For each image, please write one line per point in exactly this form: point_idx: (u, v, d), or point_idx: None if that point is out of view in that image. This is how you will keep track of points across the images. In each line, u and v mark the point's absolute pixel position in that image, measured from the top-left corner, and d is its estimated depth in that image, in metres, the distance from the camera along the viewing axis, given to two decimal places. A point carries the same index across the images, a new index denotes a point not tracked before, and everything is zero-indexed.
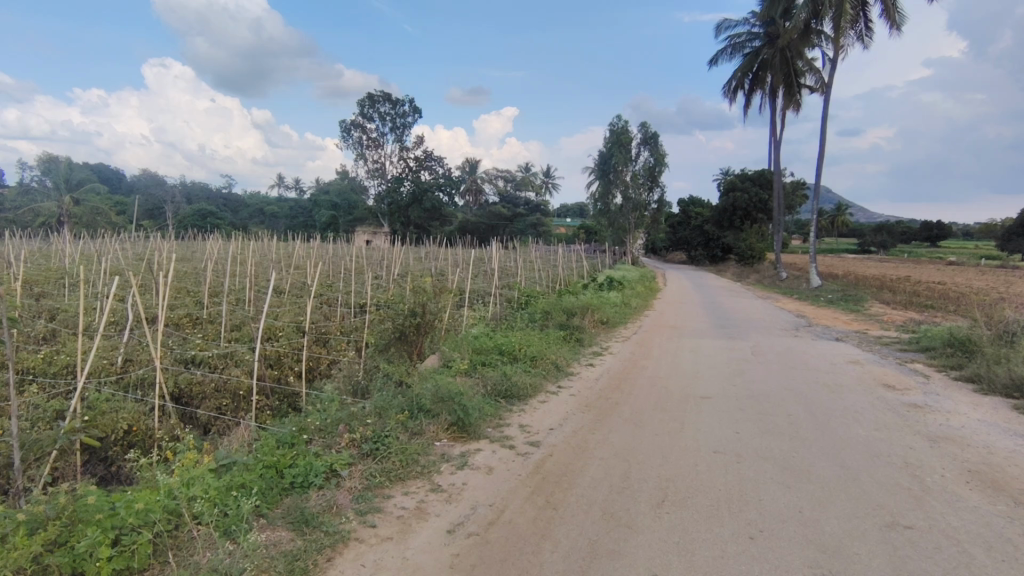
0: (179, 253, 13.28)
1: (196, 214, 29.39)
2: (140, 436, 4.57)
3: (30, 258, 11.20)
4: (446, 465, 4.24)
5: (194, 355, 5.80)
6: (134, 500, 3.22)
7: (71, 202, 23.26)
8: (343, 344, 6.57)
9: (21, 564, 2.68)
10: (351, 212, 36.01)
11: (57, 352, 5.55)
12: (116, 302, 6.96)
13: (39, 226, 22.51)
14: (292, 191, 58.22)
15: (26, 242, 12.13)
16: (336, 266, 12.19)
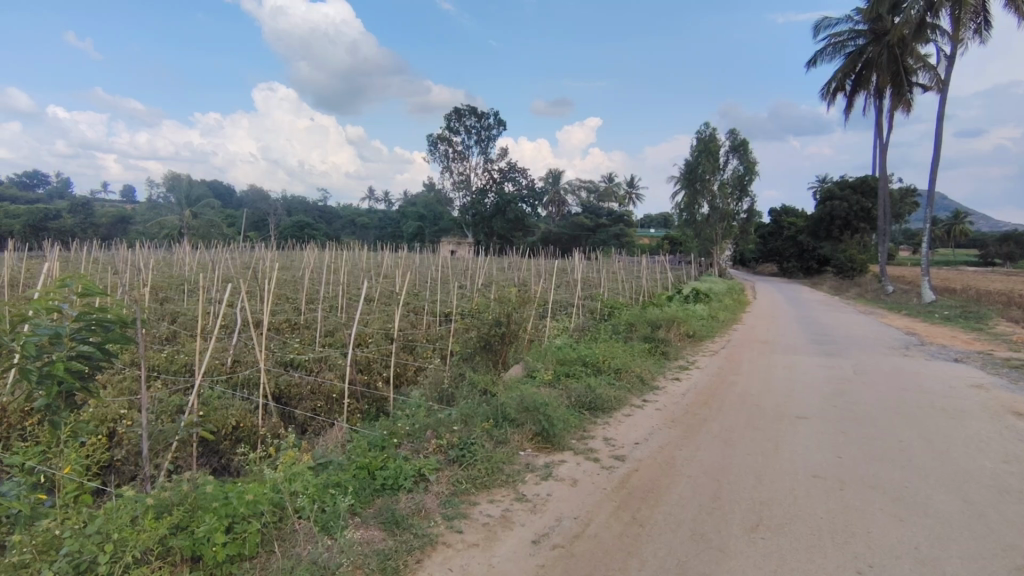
0: (283, 263, 14.24)
1: (295, 226, 31.43)
2: (246, 432, 4.92)
3: (156, 266, 12.41)
4: (530, 475, 4.26)
5: (292, 357, 6.17)
6: (245, 491, 3.47)
7: (191, 216, 25.62)
8: (429, 351, 6.79)
9: (149, 544, 2.96)
10: (437, 222, 37.18)
11: (177, 351, 6.11)
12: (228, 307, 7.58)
13: (163, 238, 24.93)
14: (381, 204, 60.86)
15: (155, 253, 13.47)
16: (424, 276, 12.60)
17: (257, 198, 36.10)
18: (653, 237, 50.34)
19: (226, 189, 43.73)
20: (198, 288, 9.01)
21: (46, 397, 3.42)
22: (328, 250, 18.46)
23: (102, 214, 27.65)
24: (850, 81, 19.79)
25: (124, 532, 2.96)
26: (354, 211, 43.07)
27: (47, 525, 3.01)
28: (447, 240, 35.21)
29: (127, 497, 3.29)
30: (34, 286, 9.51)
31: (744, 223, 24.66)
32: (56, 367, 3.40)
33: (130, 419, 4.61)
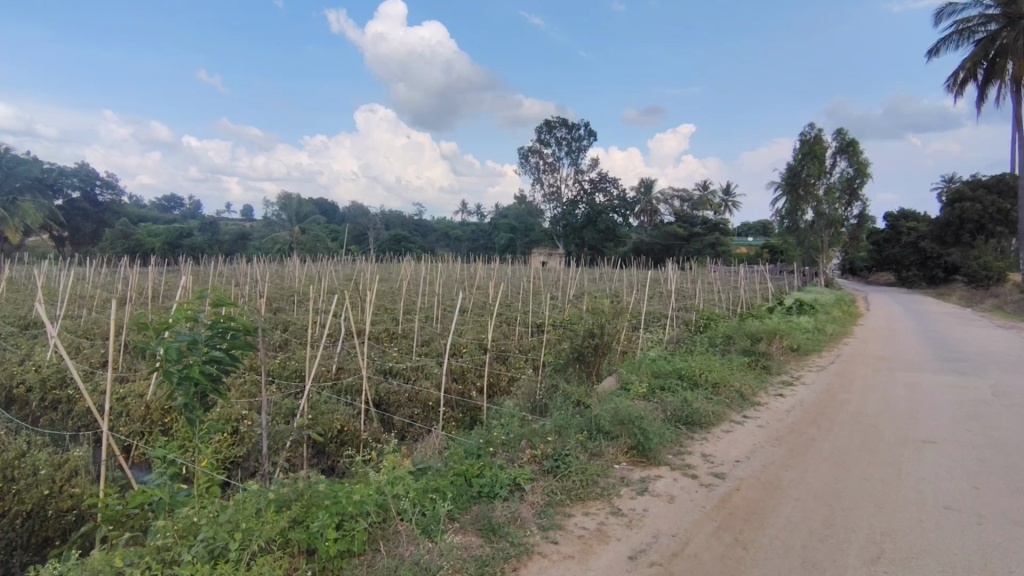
0: (385, 275, 14.97)
1: (393, 239, 32.96)
2: (349, 437, 5.19)
3: (271, 278, 13.48)
4: (625, 489, 4.18)
5: (391, 366, 6.48)
6: (353, 492, 3.66)
7: (300, 231, 27.62)
8: (522, 362, 6.87)
9: (271, 535, 3.21)
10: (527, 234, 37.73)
11: (289, 358, 6.58)
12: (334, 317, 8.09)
13: (276, 252, 27.05)
14: (472, 216, 62.35)
15: (269, 266, 14.63)
16: (516, 288, 12.79)
17: (358, 213, 38.22)
18: (750, 245, 48.00)
19: (330, 206, 46.69)
20: (309, 299, 9.68)
21: (185, 396, 3.81)
22: (425, 262, 19.20)
23: (225, 232, 30.47)
24: (981, 69, 17.88)
25: (250, 522, 3.24)
26: (446, 223, 44.51)
27: (187, 512, 3.35)
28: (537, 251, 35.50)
29: (252, 491, 3.59)
30: (171, 298, 10.63)
31: (854, 229, 22.94)
32: (192, 370, 3.79)
33: (251, 420, 5.04)
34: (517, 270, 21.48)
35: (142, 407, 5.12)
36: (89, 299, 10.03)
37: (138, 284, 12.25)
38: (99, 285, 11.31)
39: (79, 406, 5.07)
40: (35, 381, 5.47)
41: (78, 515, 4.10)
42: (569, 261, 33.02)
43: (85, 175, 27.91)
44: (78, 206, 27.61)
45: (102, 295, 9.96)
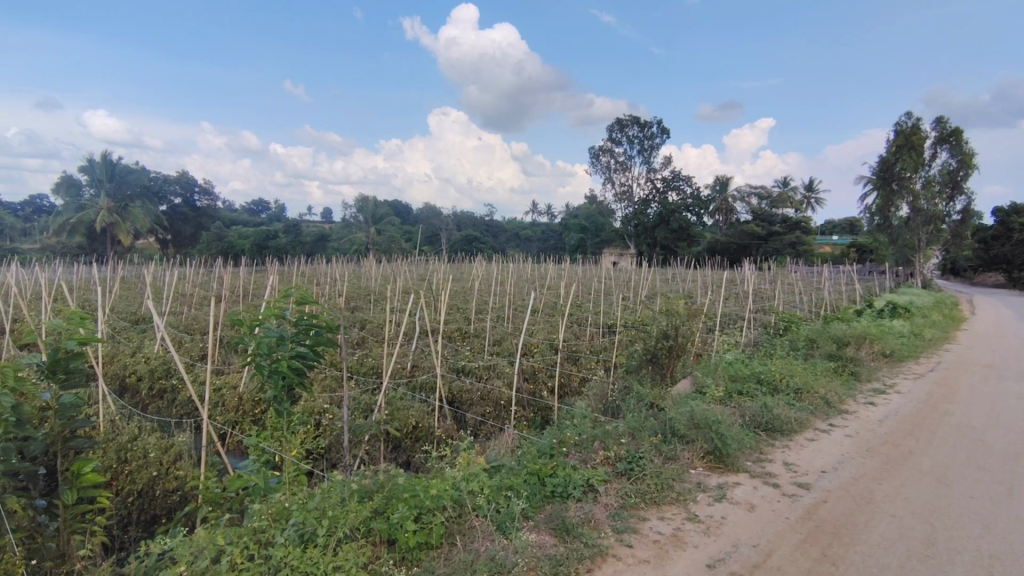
0: (458, 275, 15.27)
1: (465, 240, 33.58)
2: (424, 433, 5.33)
3: (351, 278, 14.04)
4: (702, 495, 4.07)
5: (464, 364, 6.63)
6: (430, 486, 3.77)
7: (376, 232, 28.58)
8: (594, 363, 6.83)
9: (354, 524, 3.37)
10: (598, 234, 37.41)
11: (367, 355, 6.85)
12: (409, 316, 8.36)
13: (354, 253, 28.13)
14: (543, 216, 61.93)
15: (349, 267, 15.26)
16: (588, 288, 12.70)
17: (431, 213, 39.15)
18: (835, 244, 45.27)
19: (404, 207, 48.15)
20: (386, 298, 10.02)
21: (275, 389, 4.06)
22: (497, 262, 19.39)
23: (307, 233, 32.10)
24: None
25: (336, 511, 3.41)
26: (516, 223, 44.85)
27: (279, 498, 3.57)
28: (608, 251, 35.13)
29: (337, 481, 3.78)
30: (261, 296, 11.29)
31: (956, 226, 21.19)
32: (281, 364, 4.03)
33: (332, 414, 5.29)
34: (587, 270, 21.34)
35: (235, 399, 5.48)
36: (190, 297, 10.84)
37: (233, 282, 13.11)
38: (199, 284, 12.19)
39: (181, 396, 5.49)
40: (144, 371, 5.97)
41: (181, 496, 4.44)
42: (640, 261, 32.49)
43: (185, 182, 30.16)
44: (179, 210, 29.90)
45: (201, 293, 10.72)
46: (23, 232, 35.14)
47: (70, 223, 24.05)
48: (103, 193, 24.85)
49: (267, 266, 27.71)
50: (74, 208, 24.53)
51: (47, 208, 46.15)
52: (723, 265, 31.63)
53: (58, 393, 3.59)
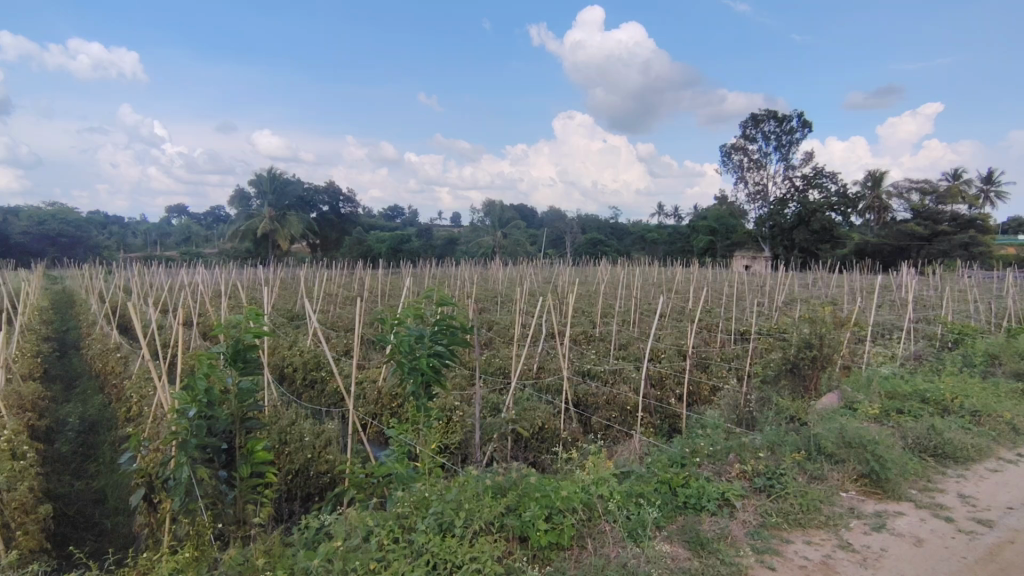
0: (585, 279, 15.27)
1: (588, 243, 33.48)
2: (551, 434, 5.41)
3: (479, 281, 14.59)
4: (857, 523, 3.70)
5: (589, 367, 6.67)
6: (560, 487, 3.81)
7: (502, 236, 29.39)
8: (725, 371, 6.56)
9: (488, 518, 3.49)
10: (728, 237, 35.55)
11: (495, 356, 7.12)
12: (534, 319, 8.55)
13: (481, 256, 29.10)
14: (670, 216, 59.30)
15: (477, 270, 15.88)
16: (720, 294, 12.12)
17: (552, 215, 39.46)
18: (1019, 244, 38.98)
19: (526, 210, 49.04)
20: (513, 301, 10.28)
21: (414, 384, 4.32)
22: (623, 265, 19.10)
23: (438, 237, 33.87)
24: None
25: (472, 504, 3.57)
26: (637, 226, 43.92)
27: (420, 488, 3.80)
28: (739, 254, 33.21)
29: (471, 475, 3.93)
30: (397, 297, 12.10)
31: None
32: (420, 361, 4.27)
33: (464, 411, 5.56)
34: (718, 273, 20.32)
35: (376, 392, 5.94)
36: (338, 297, 11.90)
37: (376, 284, 14.18)
38: (346, 285, 13.34)
39: (330, 387, 6.05)
40: (299, 363, 6.66)
41: (332, 478, 4.89)
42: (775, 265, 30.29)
43: (332, 192, 33.01)
44: (327, 218, 32.95)
45: (348, 294, 11.74)
46: (205, 239, 40.77)
47: (240, 230, 27.61)
48: (266, 204, 28.09)
49: (401, 268, 29.64)
50: (244, 216, 28.14)
51: (223, 219, 53.13)
52: (875, 268, 28.77)
53: (237, 377, 4.13)
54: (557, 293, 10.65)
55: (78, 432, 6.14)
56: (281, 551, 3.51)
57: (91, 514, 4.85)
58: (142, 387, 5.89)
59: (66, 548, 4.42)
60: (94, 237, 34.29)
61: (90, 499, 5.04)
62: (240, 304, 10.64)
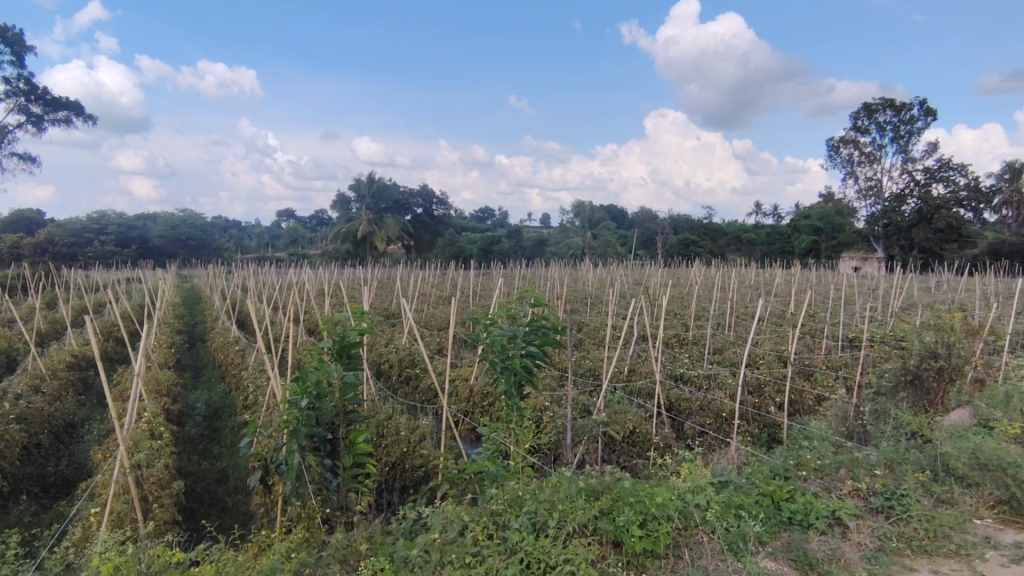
0: (678, 280, 14.84)
1: (681, 243, 32.43)
2: (641, 438, 5.35)
3: (568, 282, 14.60)
4: (994, 554, 3.32)
5: (681, 371, 6.50)
6: (655, 494, 3.71)
7: (591, 236, 29.17)
8: (832, 380, 6.15)
9: (581, 520, 3.46)
10: (835, 237, 33.02)
11: (584, 357, 7.11)
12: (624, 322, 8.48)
13: (569, 256, 29.05)
14: (770, 216, 56.11)
15: (566, 271, 15.90)
16: (826, 297, 11.35)
17: (641, 215, 38.68)
18: None
19: (615, 209, 48.19)
20: (603, 302, 10.21)
21: (507, 383, 4.35)
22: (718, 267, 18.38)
23: (527, 238, 34.20)
24: None
25: (566, 505, 3.56)
26: (732, 225, 42.01)
27: (514, 487, 3.85)
28: (846, 254, 30.89)
29: (563, 476, 3.93)
30: (488, 297, 12.39)
31: None
32: (513, 361, 4.30)
33: (554, 411, 5.60)
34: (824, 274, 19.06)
35: (468, 389, 6.11)
36: (433, 296, 12.37)
37: (467, 284, 14.60)
38: (439, 285, 13.84)
39: (425, 383, 6.31)
40: (395, 360, 6.97)
41: (426, 472, 5.05)
42: (889, 266, 27.86)
43: (425, 194, 34.16)
44: (421, 220, 34.25)
45: (442, 295, 12.17)
46: (311, 240, 43.61)
47: (341, 232, 29.40)
48: (364, 207, 29.61)
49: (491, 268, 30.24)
50: (344, 220, 29.82)
51: (326, 221, 56.65)
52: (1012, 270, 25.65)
53: (343, 372, 4.37)
54: (649, 294, 10.43)
55: (204, 417, 6.77)
56: (383, 539, 3.68)
57: (215, 491, 5.33)
58: (258, 378, 6.41)
59: (194, 521, 4.88)
60: (217, 240, 37.84)
61: (214, 478, 5.54)
62: (343, 302, 11.32)
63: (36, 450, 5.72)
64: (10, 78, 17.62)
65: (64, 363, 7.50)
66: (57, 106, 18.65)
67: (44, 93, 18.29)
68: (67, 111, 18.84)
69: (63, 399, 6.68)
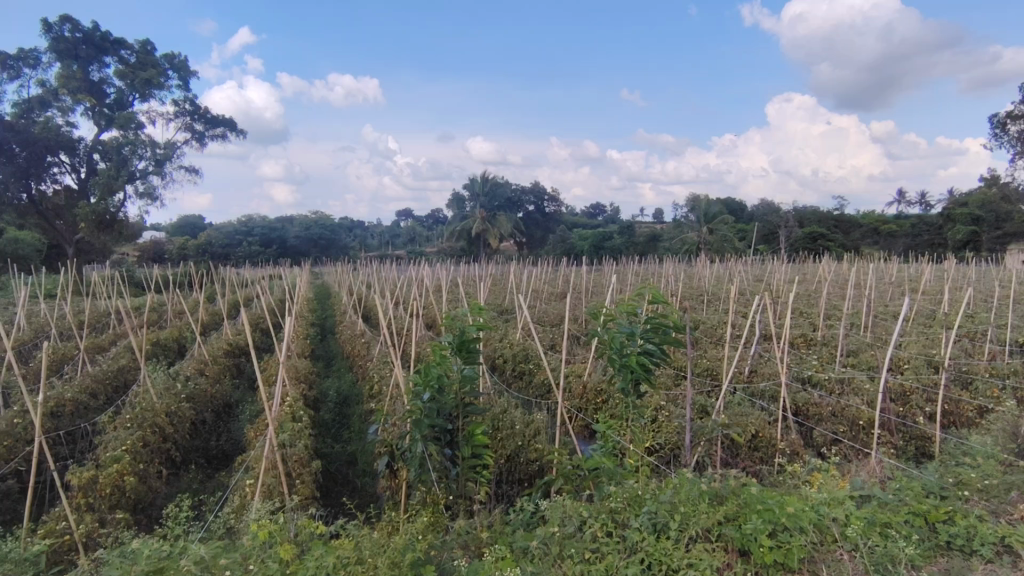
0: (808, 277, 13.81)
1: (808, 237, 30.07)
2: (766, 443, 5.07)
3: (685, 279, 14.14)
4: None
5: (810, 374, 6.06)
6: (786, 503, 3.47)
7: (708, 230, 27.93)
8: (997, 391, 5.41)
9: (706, 524, 3.33)
10: (998, 226, 29.54)
11: (703, 357, 6.87)
12: (745, 321, 8.09)
13: (683, 252, 28.07)
14: (916, 206, 50.57)
15: (682, 267, 15.42)
16: (989, 296, 10.03)
17: (762, 208, 36.35)
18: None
19: (733, 201, 45.62)
20: (723, 299, 9.79)
21: (623, 381, 4.28)
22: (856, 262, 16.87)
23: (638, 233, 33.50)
24: None
25: (688, 508, 3.45)
26: (869, 216, 38.19)
27: (633, 486, 3.79)
28: (1015, 246, 26.94)
29: (684, 478, 3.81)
30: (601, 294, 12.34)
31: None
32: (630, 359, 4.21)
33: (669, 411, 5.46)
34: (986, 269, 16.84)
35: (581, 386, 6.14)
36: (546, 292, 12.54)
37: (580, 280, 14.63)
38: (552, 281, 13.98)
39: (539, 378, 6.41)
40: (509, 355, 7.15)
41: (540, 466, 5.11)
42: None
43: (537, 192, 34.66)
44: (533, 217, 34.77)
45: (555, 292, 12.31)
46: (427, 239, 45.77)
47: (456, 230, 30.62)
48: (478, 205, 30.64)
49: (602, 264, 29.95)
50: (459, 218, 30.93)
51: (442, 220, 59.22)
52: None
53: (462, 365, 4.53)
54: (773, 292, 9.84)
55: (336, 403, 7.36)
56: (502, 529, 3.78)
57: (347, 472, 5.78)
58: (383, 369, 6.84)
59: (330, 497, 5.33)
60: (344, 241, 40.94)
61: (346, 460, 6.00)
62: (459, 299, 11.78)
63: (201, 426, 6.54)
64: (179, 101, 20.19)
65: (222, 350, 8.50)
66: (215, 123, 21.07)
67: (205, 112, 20.74)
68: (223, 128, 21.23)
69: (221, 381, 7.57)
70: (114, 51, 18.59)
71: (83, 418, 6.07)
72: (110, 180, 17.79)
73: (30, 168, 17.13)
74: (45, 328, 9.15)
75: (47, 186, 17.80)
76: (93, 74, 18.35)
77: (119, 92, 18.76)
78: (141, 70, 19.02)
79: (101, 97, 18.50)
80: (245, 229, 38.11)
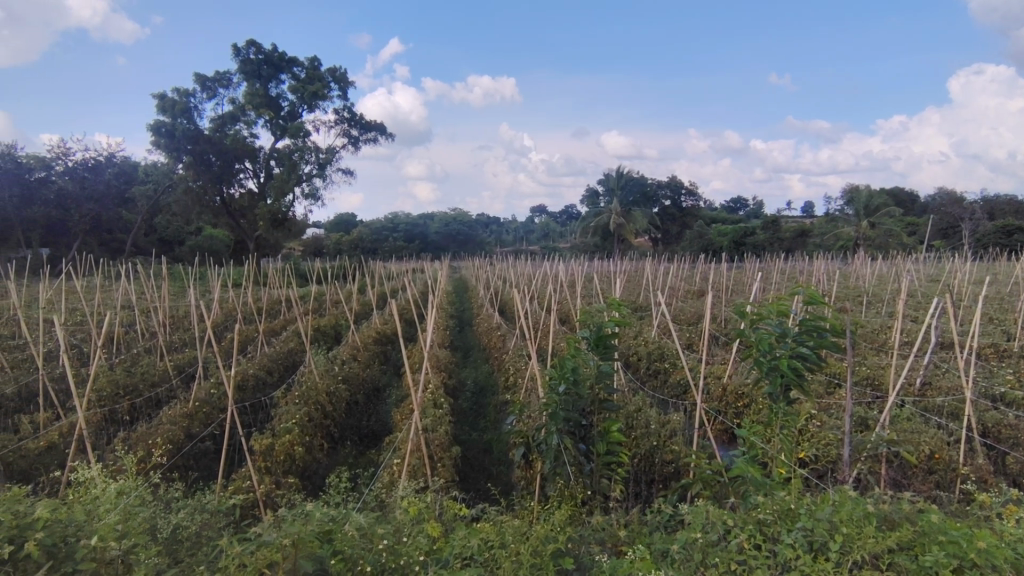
0: (1003, 278, 11.88)
1: (1000, 231, 25.74)
2: (943, 466, 4.48)
3: (844, 277, 12.91)
4: None
5: (1003, 391, 5.23)
6: (977, 535, 2.99)
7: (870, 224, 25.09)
8: None
9: (875, 550, 2.99)
10: None
11: (863, 364, 6.24)
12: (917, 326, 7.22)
13: (838, 248, 25.58)
14: None
15: (841, 265, 14.06)
16: None
17: (939, 199, 31.84)
18: None
19: (901, 191, 40.45)
20: (888, 301, 8.81)
21: (772, 385, 3.99)
22: None
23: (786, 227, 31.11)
24: None
25: (852, 529, 3.12)
26: None
27: (784, 498, 3.51)
28: None
29: (846, 496, 3.45)
30: (743, 292, 11.72)
31: None
32: (780, 362, 3.90)
33: (823, 421, 5.03)
34: None
35: (721, 389, 5.87)
36: (683, 289, 12.16)
37: (720, 278, 13.96)
38: (691, 277, 13.47)
39: (676, 378, 6.22)
40: (644, 353, 7.01)
41: (676, 469, 4.92)
42: None
43: (674, 185, 33.45)
44: (668, 211, 33.62)
45: (693, 290, 11.92)
46: (559, 234, 46.20)
47: (590, 227, 30.60)
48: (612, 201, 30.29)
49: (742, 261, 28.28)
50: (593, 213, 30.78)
51: (575, 216, 59.41)
52: None
53: (599, 361, 4.48)
54: (956, 294, 8.64)
55: (472, 393, 7.72)
56: (639, 529, 3.72)
57: (482, 459, 6.01)
58: (518, 361, 7.03)
59: (468, 482, 5.57)
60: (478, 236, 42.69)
61: (481, 447, 6.25)
62: (592, 295, 11.76)
63: (354, 406, 7.17)
64: (339, 109, 22.21)
65: (373, 336, 9.29)
66: (368, 128, 22.94)
67: (360, 119, 22.66)
68: (374, 132, 23.02)
69: (371, 366, 8.26)
70: (288, 69, 20.93)
71: (262, 392, 6.96)
72: (283, 183, 20.21)
73: (222, 174, 19.84)
74: (233, 313, 10.61)
75: (235, 190, 20.48)
76: (271, 90, 20.81)
77: (291, 105, 21.09)
78: (309, 84, 21.22)
79: (277, 109, 20.94)
80: (391, 225, 41.30)
